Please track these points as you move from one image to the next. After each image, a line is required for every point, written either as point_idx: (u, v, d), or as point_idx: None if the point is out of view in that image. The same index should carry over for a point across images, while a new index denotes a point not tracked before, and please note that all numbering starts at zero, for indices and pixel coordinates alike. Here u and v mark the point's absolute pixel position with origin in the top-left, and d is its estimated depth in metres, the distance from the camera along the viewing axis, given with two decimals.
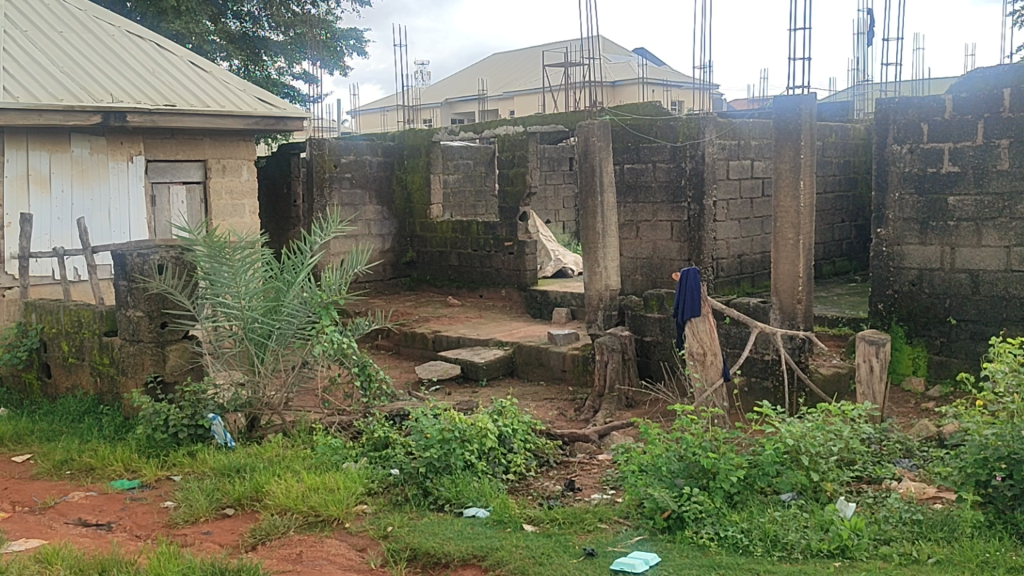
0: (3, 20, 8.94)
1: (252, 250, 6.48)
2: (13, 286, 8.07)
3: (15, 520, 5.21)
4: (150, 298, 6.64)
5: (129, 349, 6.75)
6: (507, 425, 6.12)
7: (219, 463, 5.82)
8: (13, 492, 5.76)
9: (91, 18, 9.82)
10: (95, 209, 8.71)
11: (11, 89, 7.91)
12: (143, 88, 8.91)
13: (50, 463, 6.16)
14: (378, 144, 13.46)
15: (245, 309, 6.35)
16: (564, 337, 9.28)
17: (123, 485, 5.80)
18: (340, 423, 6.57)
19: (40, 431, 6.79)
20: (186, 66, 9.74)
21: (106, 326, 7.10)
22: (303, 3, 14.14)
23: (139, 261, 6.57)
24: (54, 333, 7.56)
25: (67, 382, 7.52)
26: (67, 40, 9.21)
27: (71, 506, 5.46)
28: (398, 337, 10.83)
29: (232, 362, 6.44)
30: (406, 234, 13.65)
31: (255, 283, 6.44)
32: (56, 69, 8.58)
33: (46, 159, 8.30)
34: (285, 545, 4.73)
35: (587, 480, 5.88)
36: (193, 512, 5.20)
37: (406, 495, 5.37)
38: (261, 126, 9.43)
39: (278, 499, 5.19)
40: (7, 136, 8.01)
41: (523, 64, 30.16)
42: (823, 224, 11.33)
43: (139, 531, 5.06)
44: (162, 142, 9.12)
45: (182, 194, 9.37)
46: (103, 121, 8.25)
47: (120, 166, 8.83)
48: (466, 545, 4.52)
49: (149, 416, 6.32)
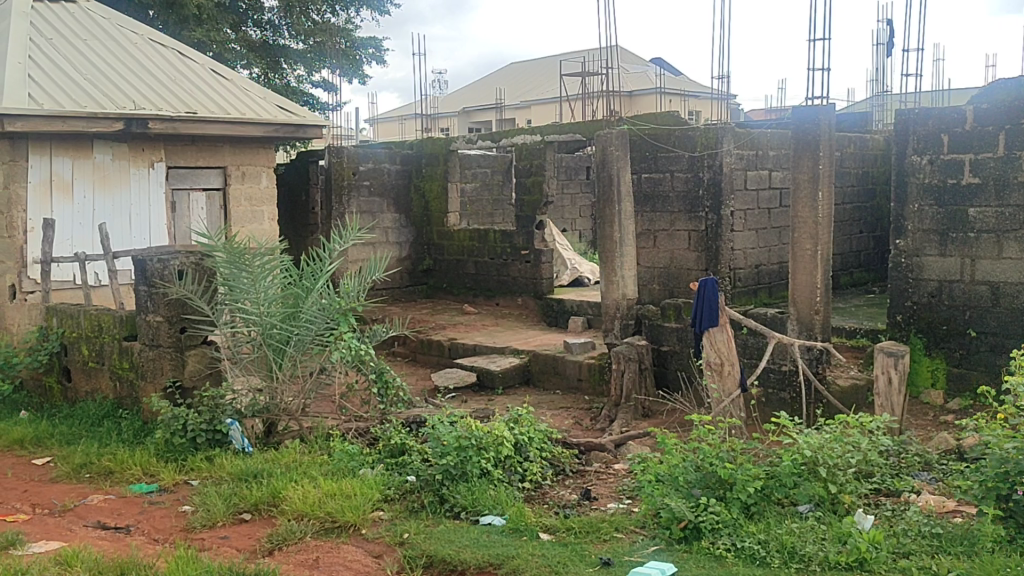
0: (29, 27, 9.06)
1: (271, 256, 6.51)
2: (36, 290, 8.17)
3: (35, 523, 5.26)
4: (169, 303, 6.68)
5: (149, 354, 6.80)
6: (524, 434, 6.12)
7: (237, 468, 5.85)
8: (32, 494, 5.81)
9: (115, 26, 9.94)
10: (115, 215, 8.78)
11: (36, 97, 8.00)
12: (165, 95, 9.01)
13: (70, 467, 6.20)
14: (396, 152, 13.51)
15: (263, 316, 6.36)
16: (580, 345, 9.27)
17: (142, 488, 5.84)
18: (357, 430, 6.60)
19: (60, 434, 6.84)
20: (207, 74, 9.84)
21: (127, 331, 7.16)
22: (323, 11, 14.29)
23: (159, 266, 6.62)
24: (74, 337, 7.63)
25: (87, 386, 7.57)
26: (91, 48, 9.32)
27: (90, 509, 5.50)
28: (414, 344, 10.84)
29: (250, 368, 6.50)
30: (423, 242, 13.69)
31: (274, 289, 6.46)
32: (79, 77, 8.67)
33: (69, 165, 8.38)
34: (301, 551, 4.75)
35: (603, 489, 5.88)
36: (211, 516, 5.23)
37: (422, 502, 5.39)
38: (281, 134, 9.53)
39: (295, 505, 5.21)
40: (32, 142, 8.09)
41: (541, 73, 30.25)
42: (842, 235, 11.29)
43: (157, 534, 5.10)
44: (183, 150, 9.18)
45: (203, 200, 9.44)
46: (125, 128, 8.33)
47: (141, 172, 8.90)
48: (482, 553, 4.52)
49: (167, 421, 6.34)
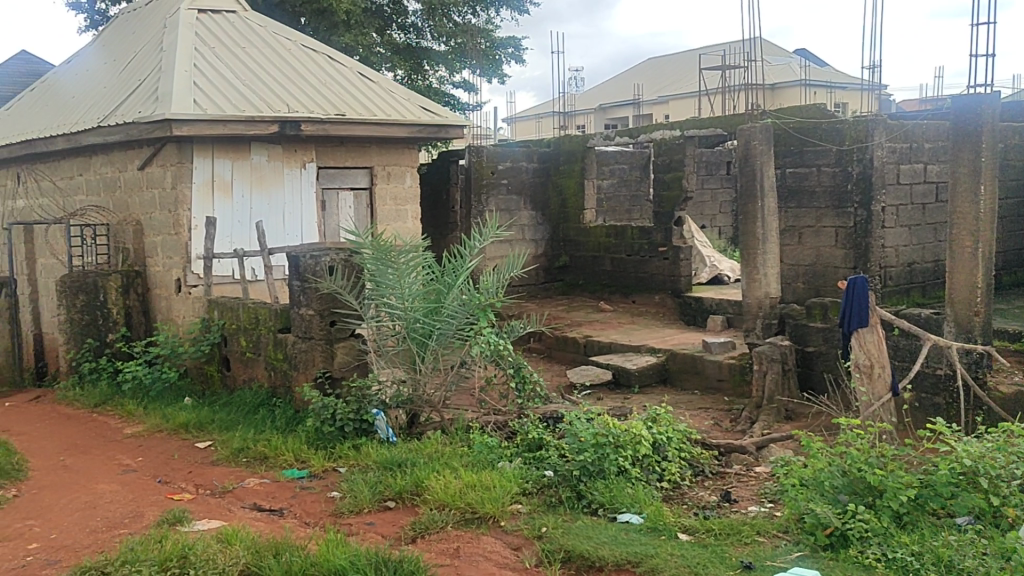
0: (194, 37, 9.67)
1: (415, 253, 6.71)
2: (199, 284, 8.71)
3: (198, 502, 5.62)
4: (321, 297, 6.99)
5: (301, 345, 7.13)
6: (662, 433, 6.06)
7: (382, 457, 6.07)
8: (196, 475, 6.21)
9: (271, 33, 10.47)
10: (271, 213, 9.26)
11: (200, 102, 8.52)
12: (316, 98, 9.42)
13: (229, 450, 6.60)
14: (534, 150, 13.61)
15: (407, 310, 6.57)
16: (720, 345, 9.09)
17: (294, 474, 6.14)
18: (496, 423, 6.72)
19: (220, 420, 7.29)
20: (354, 77, 10.22)
21: (281, 323, 7.54)
22: (465, 13, 14.50)
23: (312, 263, 6.95)
24: (234, 329, 8.09)
25: (244, 374, 8.01)
26: (249, 55, 9.85)
27: (247, 491, 5.83)
28: (551, 341, 10.91)
29: (395, 360, 6.66)
30: (559, 239, 13.75)
31: (417, 285, 6.65)
32: (238, 82, 9.19)
33: (229, 166, 8.84)
34: (443, 540, 4.87)
35: (744, 492, 5.74)
36: (358, 503, 5.44)
37: (560, 497, 5.41)
38: (424, 134, 9.80)
39: (437, 495, 5.35)
40: (197, 145, 8.58)
41: (679, 67, 29.75)
42: (1006, 231, 10.57)
43: (308, 518, 5.35)
44: (332, 151, 9.57)
45: (350, 199, 9.82)
46: (280, 130, 8.78)
47: (294, 173, 9.35)
48: (620, 551, 4.50)
49: (318, 409, 6.70)
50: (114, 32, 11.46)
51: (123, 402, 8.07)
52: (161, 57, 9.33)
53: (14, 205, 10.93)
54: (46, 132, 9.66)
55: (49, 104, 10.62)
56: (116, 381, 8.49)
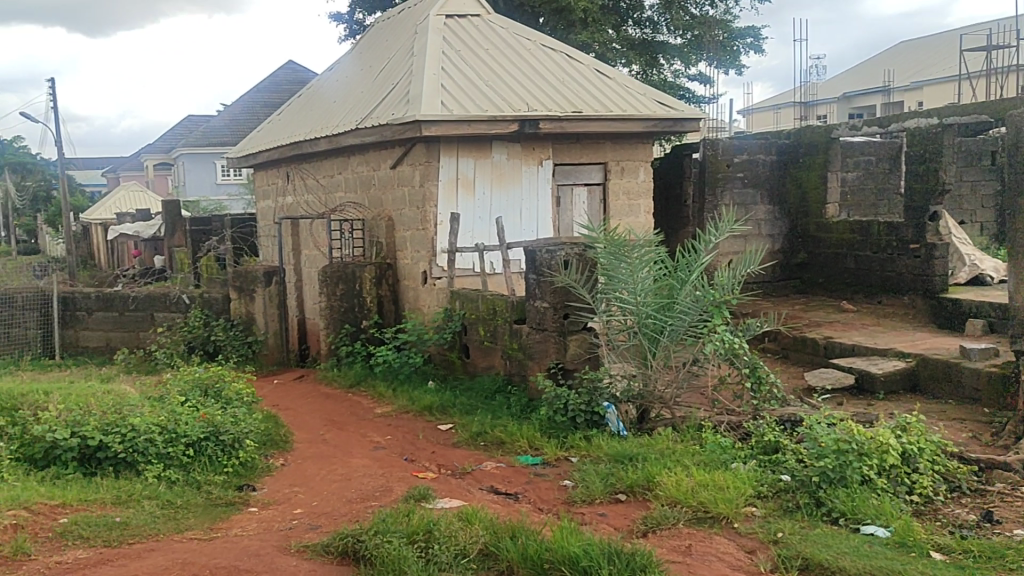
0: (442, 42, 10.20)
1: (649, 248, 6.70)
2: (442, 276, 9.22)
3: (441, 481, 5.96)
4: (555, 291, 7.17)
5: (536, 336, 7.36)
6: (911, 443, 5.68)
7: (613, 450, 6.14)
8: (439, 456, 6.60)
9: (511, 34, 10.83)
10: (510, 209, 9.61)
11: (447, 103, 8.97)
12: (554, 96, 9.63)
13: (468, 434, 6.96)
14: (772, 143, 13.17)
15: (640, 305, 6.55)
16: (980, 351, 8.32)
17: (528, 460, 6.34)
18: (730, 423, 6.57)
19: (460, 404, 7.68)
20: (591, 73, 10.35)
21: (517, 314, 7.79)
22: (702, 3, 14.31)
23: (548, 257, 7.14)
24: (473, 319, 8.45)
25: (483, 362, 8.36)
26: (492, 56, 10.25)
27: (485, 474, 6.10)
28: (787, 341, 10.52)
29: (626, 355, 6.72)
30: (798, 234, 13.20)
31: (650, 280, 6.62)
32: (482, 83, 9.58)
33: (472, 164, 9.24)
34: (675, 536, 4.84)
35: (1008, 513, 5.22)
36: (590, 493, 5.54)
37: (797, 503, 5.21)
38: (659, 128, 9.75)
39: (669, 491, 5.33)
40: (443, 144, 9.03)
41: (937, 51, 27.50)
42: None
43: (542, 504, 5.51)
44: (568, 147, 9.75)
45: (585, 195, 10.00)
46: (519, 129, 9.06)
47: (532, 170, 9.63)
48: (864, 563, 4.28)
49: (551, 399, 6.91)
50: (370, 41, 12.32)
51: (375, 383, 8.73)
52: (413, 62, 9.91)
53: (284, 202, 12.06)
54: (312, 135, 10.57)
55: (314, 109, 11.61)
56: (369, 364, 9.20)
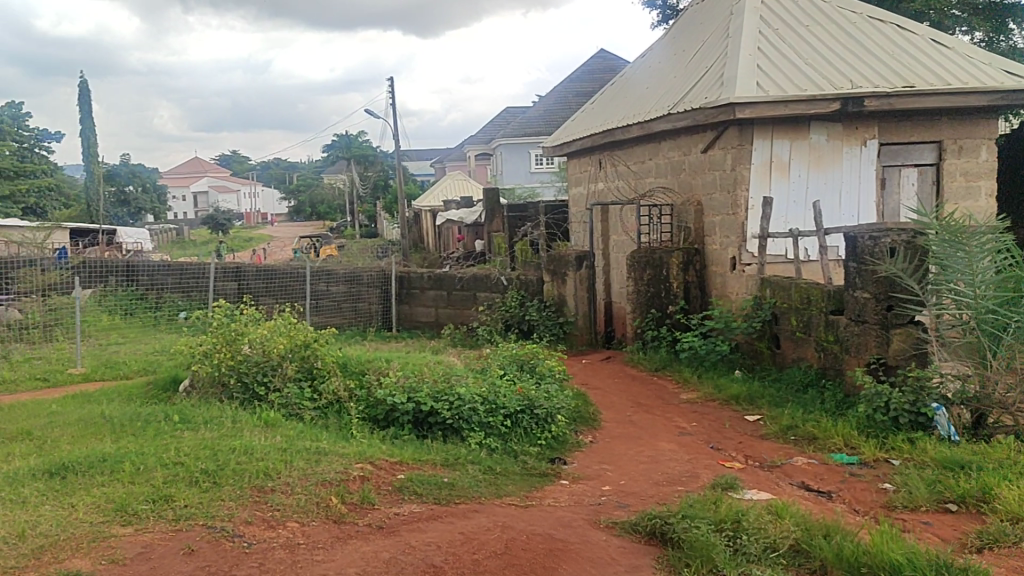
0: (759, 21, 9.86)
1: (993, 235, 6.07)
2: (752, 263, 8.97)
3: (749, 472, 5.84)
4: (879, 281, 6.66)
5: (855, 329, 6.94)
6: None
7: (942, 455, 5.64)
8: (746, 446, 6.47)
9: (835, 8, 10.23)
10: (828, 193, 9.12)
11: (763, 85, 8.68)
12: (882, 71, 8.96)
13: (778, 427, 6.74)
14: None
15: (979, 299, 5.98)
16: None
17: (843, 459, 6.00)
18: None
19: (770, 396, 7.46)
20: (926, 45, 9.50)
21: (833, 305, 7.35)
22: None
23: (871, 243, 6.65)
24: (785, 308, 8.09)
25: (794, 353, 8.01)
26: (812, 33, 9.74)
27: (795, 469, 5.88)
28: None
29: (960, 353, 6.20)
30: None
31: (994, 271, 6.02)
32: (801, 62, 9.15)
33: (787, 147, 8.87)
34: (1017, 557, 4.30)
35: None
36: (914, 499, 5.13)
37: None
38: (1007, 102, 8.72)
39: (1010, 506, 4.78)
40: (757, 127, 8.75)
41: None
42: None
43: (858, 506, 5.20)
44: (897, 126, 9.03)
45: (914, 176, 9.26)
46: (842, 108, 8.55)
47: (854, 151, 9.04)
48: None
49: (871, 396, 6.47)
50: (683, 26, 12.25)
51: (680, 369, 8.76)
52: (728, 44, 9.70)
53: (595, 188, 12.38)
54: (625, 122, 10.74)
55: (626, 96, 11.78)
56: (675, 349, 9.25)
